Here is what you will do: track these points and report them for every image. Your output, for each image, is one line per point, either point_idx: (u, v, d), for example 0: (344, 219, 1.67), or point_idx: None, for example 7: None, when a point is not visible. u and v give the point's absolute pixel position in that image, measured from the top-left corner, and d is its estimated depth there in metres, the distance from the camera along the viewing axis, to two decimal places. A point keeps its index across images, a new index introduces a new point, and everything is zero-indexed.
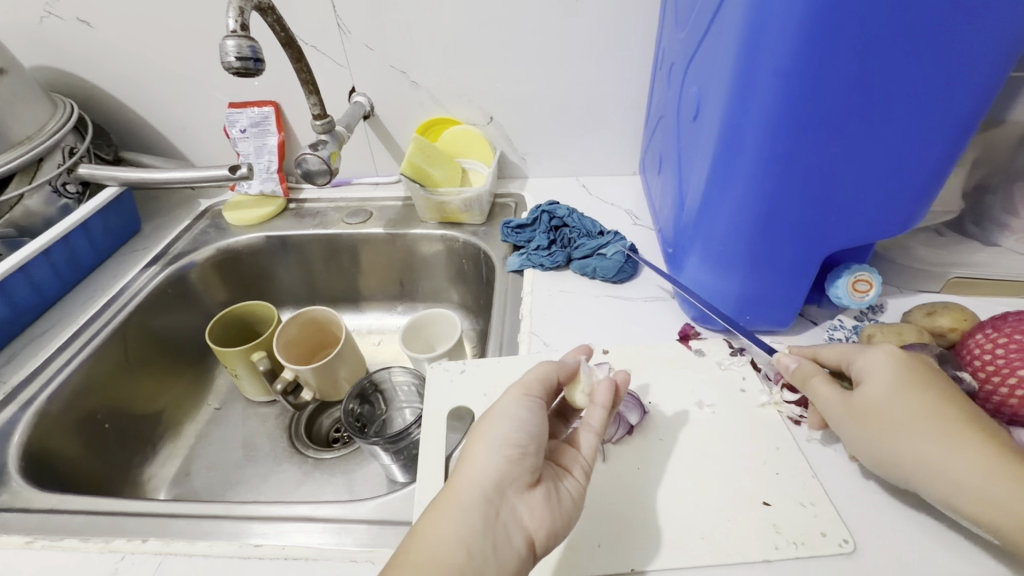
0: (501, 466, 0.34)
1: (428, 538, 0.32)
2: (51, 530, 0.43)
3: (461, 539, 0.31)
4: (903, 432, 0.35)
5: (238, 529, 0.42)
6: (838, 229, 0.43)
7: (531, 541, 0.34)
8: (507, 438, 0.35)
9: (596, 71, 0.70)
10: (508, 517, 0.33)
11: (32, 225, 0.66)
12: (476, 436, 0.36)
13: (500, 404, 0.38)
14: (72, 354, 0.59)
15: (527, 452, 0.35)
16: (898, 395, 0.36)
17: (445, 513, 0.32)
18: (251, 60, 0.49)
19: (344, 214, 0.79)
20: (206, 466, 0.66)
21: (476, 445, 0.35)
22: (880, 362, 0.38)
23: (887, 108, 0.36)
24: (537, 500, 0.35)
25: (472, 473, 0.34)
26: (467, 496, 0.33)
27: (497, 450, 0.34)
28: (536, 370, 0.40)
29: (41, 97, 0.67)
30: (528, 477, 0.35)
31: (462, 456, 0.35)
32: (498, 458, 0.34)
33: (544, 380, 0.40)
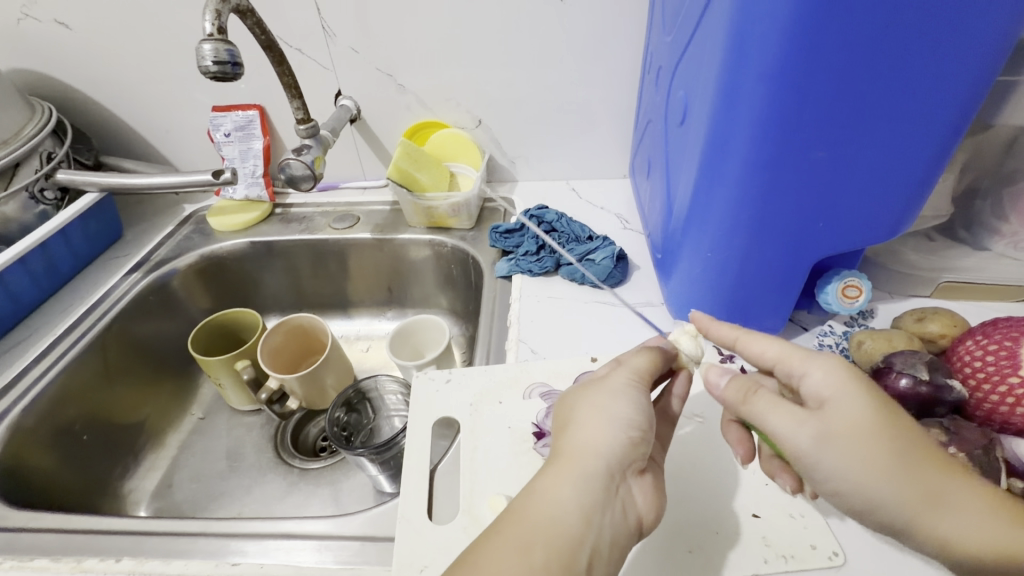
0: (623, 445, 0.32)
1: (545, 503, 0.31)
2: (21, 550, 0.41)
3: (581, 511, 0.30)
4: (882, 486, 0.30)
5: (216, 547, 0.41)
6: (827, 234, 0.42)
7: (642, 522, 0.33)
8: (629, 418, 0.33)
9: (585, 74, 0.69)
10: (626, 496, 0.32)
11: (9, 232, 0.64)
12: (589, 410, 0.34)
13: (613, 382, 0.36)
14: (49, 365, 0.58)
15: (645, 436, 0.34)
16: (873, 438, 0.30)
17: (567, 478, 0.31)
18: (229, 64, 0.47)
19: (331, 219, 0.78)
20: (189, 478, 0.64)
21: (590, 420, 0.33)
22: (844, 397, 0.31)
23: (874, 112, 0.36)
24: (648, 487, 0.34)
25: (592, 447, 0.32)
26: (588, 468, 0.31)
27: (619, 427, 0.33)
28: (645, 357, 0.37)
29: (17, 101, 0.65)
30: (642, 460, 0.34)
31: (575, 426, 0.34)
32: (620, 435, 0.33)
33: (654, 369, 0.37)
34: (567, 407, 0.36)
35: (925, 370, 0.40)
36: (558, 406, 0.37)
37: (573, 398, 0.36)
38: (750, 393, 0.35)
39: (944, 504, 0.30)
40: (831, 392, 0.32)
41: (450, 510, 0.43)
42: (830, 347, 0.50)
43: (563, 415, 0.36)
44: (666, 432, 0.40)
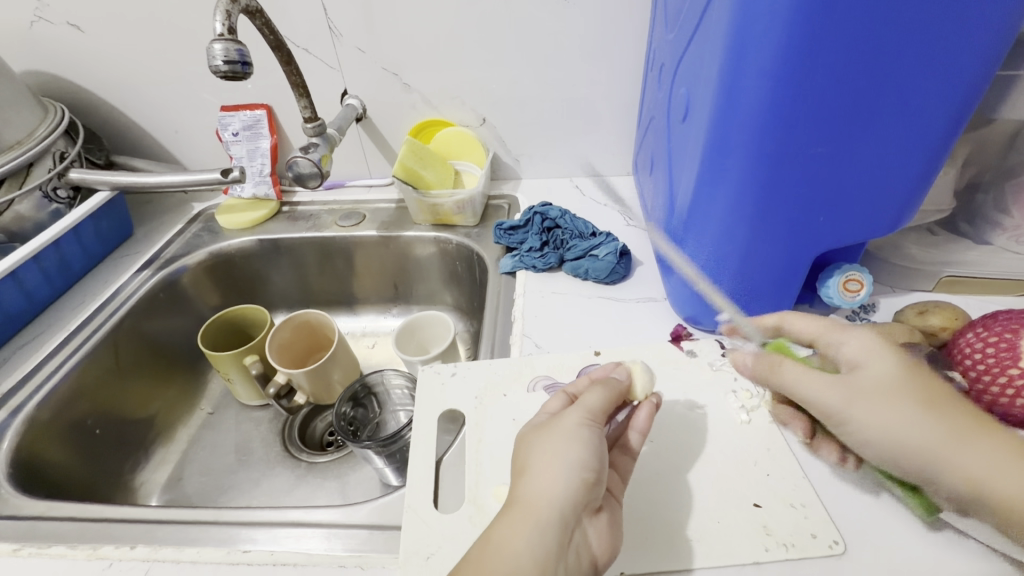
0: (576, 492, 0.33)
1: (504, 549, 0.31)
2: (39, 537, 0.42)
3: (535, 555, 0.31)
4: (897, 424, 0.34)
5: (228, 535, 0.42)
6: (827, 229, 0.43)
7: (595, 563, 0.34)
8: (581, 463, 0.34)
9: (589, 73, 0.70)
10: (578, 541, 0.33)
11: (23, 230, 0.66)
12: (544, 455, 0.35)
13: (566, 425, 0.36)
14: (63, 359, 0.59)
15: (598, 478, 0.34)
16: (891, 387, 0.35)
17: (522, 527, 0.32)
18: (239, 64, 0.48)
19: (337, 216, 0.79)
20: (198, 471, 0.65)
21: (544, 465, 0.34)
22: (872, 351, 0.37)
23: (874, 107, 0.36)
24: (603, 526, 0.35)
25: (546, 495, 0.33)
26: (543, 518, 0.32)
27: (572, 474, 0.33)
28: (597, 397, 0.39)
29: (31, 102, 0.67)
30: (597, 502, 0.34)
31: (531, 472, 0.34)
32: (571, 483, 0.33)
33: (607, 407, 0.38)
34: (523, 451, 0.37)
35: None
36: (519, 445, 0.38)
37: (531, 440, 0.37)
38: (774, 365, 0.41)
39: (965, 430, 0.33)
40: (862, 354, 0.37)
41: (456, 500, 0.43)
42: None
43: (520, 460, 0.36)
44: (627, 465, 0.39)
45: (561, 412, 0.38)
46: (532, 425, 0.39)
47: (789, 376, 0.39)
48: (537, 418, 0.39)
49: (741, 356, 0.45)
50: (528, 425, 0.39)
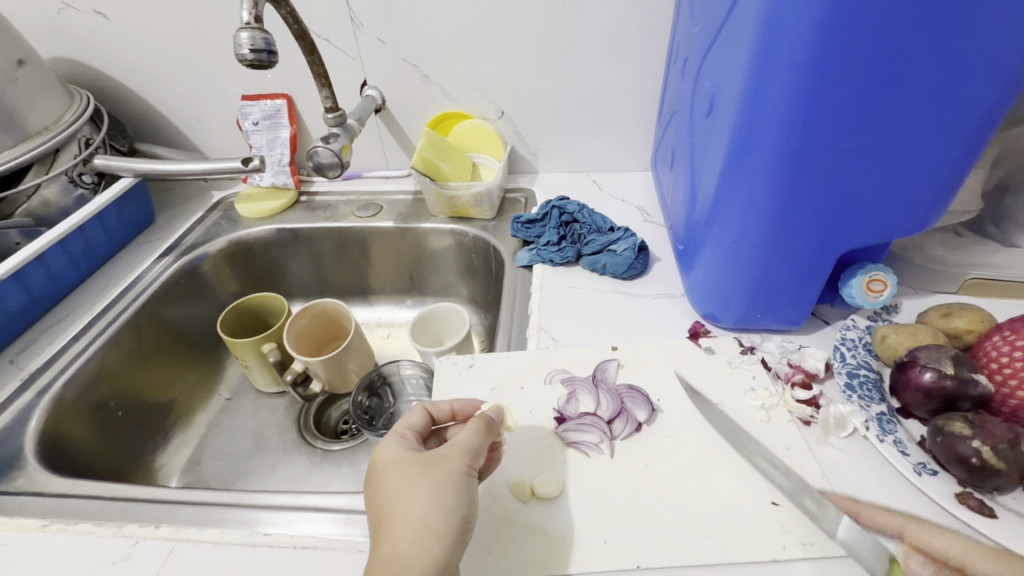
0: (456, 543, 0.34)
1: None
2: (66, 514, 0.44)
3: None
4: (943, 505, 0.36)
5: (248, 517, 0.43)
6: (852, 227, 0.42)
7: None
8: (463, 513, 0.35)
9: (609, 67, 0.70)
10: None
11: (49, 214, 0.67)
12: (426, 502, 0.35)
13: (448, 470, 0.36)
14: (88, 342, 0.60)
15: (465, 530, 0.35)
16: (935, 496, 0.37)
17: None
18: (265, 52, 0.49)
19: (355, 207, 0.79)
20: (217, 455, 0.67)
21: (428, 523, 0.34)
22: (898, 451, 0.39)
23: (906, 104, 0.36)
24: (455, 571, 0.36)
25: (427, 548, 0.33)
26: (425, 573, 0.32)
27: (446, 533, 0.34)
28: (472, 434, 0.39)
29: (57, 88, 0.68)
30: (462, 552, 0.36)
31: (400, 529, 0.34)
32: (452, 534, 0.34)
33: (483, 447, 0.39)
34: (399, 494, 0.35)
35: (950, 363, 0.40)
36: (392, 481, 0.36)
37: (399, 482, 0.36)
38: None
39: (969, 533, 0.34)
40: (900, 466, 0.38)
41: None
42: (851, 342, 0.48)
43: (390, 504, 0.35)
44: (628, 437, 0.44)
45: (443, 450, 0.38)
46: (401, 462, 0.37)
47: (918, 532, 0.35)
48: (407, 452, 0.38)
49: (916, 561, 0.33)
50: (400, 455, 0.38)
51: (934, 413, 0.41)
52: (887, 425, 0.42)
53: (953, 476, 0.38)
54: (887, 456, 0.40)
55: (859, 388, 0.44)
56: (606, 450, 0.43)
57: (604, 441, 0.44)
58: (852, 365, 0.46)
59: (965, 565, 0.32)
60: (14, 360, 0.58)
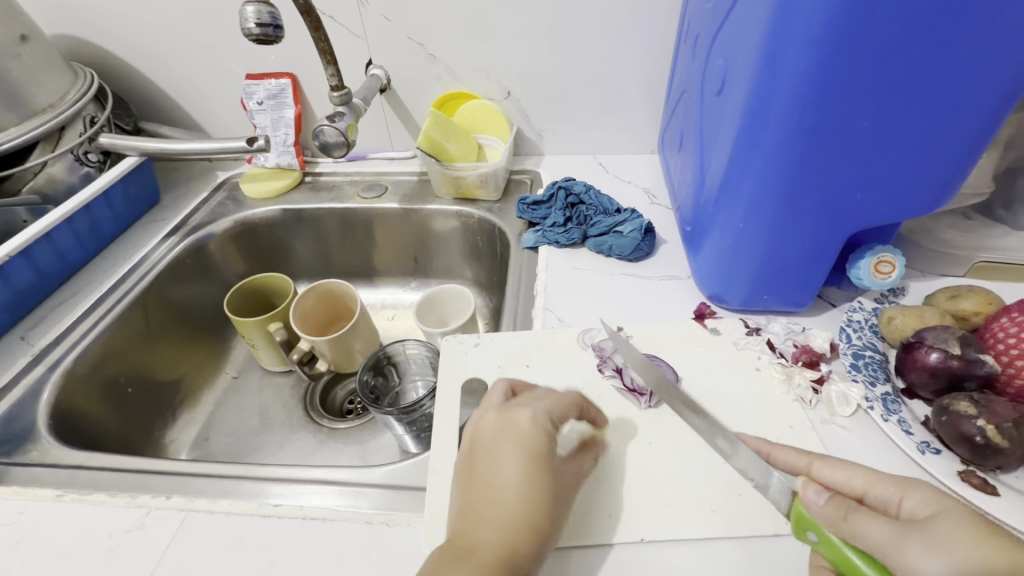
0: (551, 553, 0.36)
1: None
2: (79, 485, 0.44)
3: None
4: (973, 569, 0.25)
5: (258, 489, 0.43)
6: (865, 207, 0.42)
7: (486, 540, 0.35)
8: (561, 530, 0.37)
9: (618, 46, 0.68)
10: None
11: (56, 193, 0.67)
12: (528, 493, 0.35)
13: (569, 488, 0.38)
14: (97, 319, 0.61)
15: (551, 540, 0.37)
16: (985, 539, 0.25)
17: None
18: (271, 27, 0.48)
19: (360, 188, 0.79)
20: (224, 432, 0.68)
21: (549, 530, 0.35)
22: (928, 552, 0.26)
23: (927, 79, 0.35)
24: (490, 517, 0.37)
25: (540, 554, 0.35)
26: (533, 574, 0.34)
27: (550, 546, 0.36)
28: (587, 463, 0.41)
29: (62, 65, 0.67)
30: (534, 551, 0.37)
31: (529, 524, 0.34)
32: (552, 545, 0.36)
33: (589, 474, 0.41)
34: (535, 491, 0.35)
35: (957, 344, 0.40)
36: (511, 458, 0.36)
37: (539, 476, 0.36)
38: (849, 508, 0.29)
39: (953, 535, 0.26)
40: (930, 509, 0.28)
41: None
42: (858, 323, 0.48)
43: (496, 473, 0.36)
44: (633, 415, 0.44)
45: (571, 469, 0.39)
46: (528, 442, 0.37)
47: (822, 467, 0.34)
48: (543, 435, 0.38)
49: (813, 489, 0.31)
50: (533, 434, 0.37)
51: (938, 393, 0.41)
52: (891, 405, 0.42)
53: (956, 454, 0.38)
54: (891, 435, 0.40)
55: (865, 368, 0.44)
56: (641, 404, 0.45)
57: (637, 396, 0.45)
58: (858, 347, 0.46)
59: (869, 495, 0.31)
60: (24, 336, 0.59)
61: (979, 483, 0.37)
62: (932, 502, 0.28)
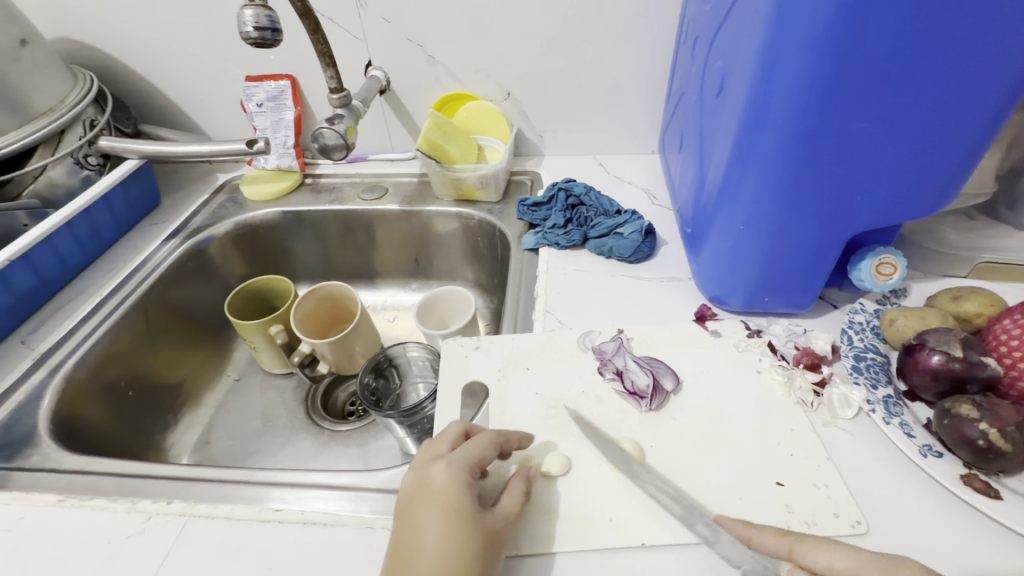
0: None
1: None
2: (80, 490, 0.44)
3: None
4: None
5: (259, 494, 0.43)
6: (865, 209, 0.42)
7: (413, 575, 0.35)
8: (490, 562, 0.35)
9: (619, 46, 0.68)
10: None
11: (55, 196, 0.67)
12: (450, 555, 0.34)
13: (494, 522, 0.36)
14: (98, 322, 0.61)
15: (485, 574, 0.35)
16: None
17: None
18: (269, 30, 0.48)
19: (360, 189, 0.79)
20: (226, 435, 0.68)
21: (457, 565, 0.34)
22: None
23: (926, 81, 0.35)
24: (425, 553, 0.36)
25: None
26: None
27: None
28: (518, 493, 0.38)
29: (61, 69, 0.67)
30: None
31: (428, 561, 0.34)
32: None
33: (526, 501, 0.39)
34: (432, 530, 0.35)
35: (959, 346, 0.40)
36: (430, 513, 0.36)
37: (437, 515, 0.35)
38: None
39: None
40: None
41: None
42: (860, 324, 0.48)
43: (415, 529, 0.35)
44: (634, 418, 0.44)
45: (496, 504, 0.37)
46: (446, 491, 0.36)
47: (805, 548, 0.34)
48: (458, 480, 0.37)
49: None
50: (452, 491, 0.36)
51: (941, 396, 0.41)
52: (893, 407, 0.42)
53: (959, 457, 0.38)
54: (893, 438, 0.40)
55: (866, 371, 0.44)
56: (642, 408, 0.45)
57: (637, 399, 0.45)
58: (859, 349, 0.46)
59: None
60: (25, 340, 0.59)
61: (982, 487, 0.36)
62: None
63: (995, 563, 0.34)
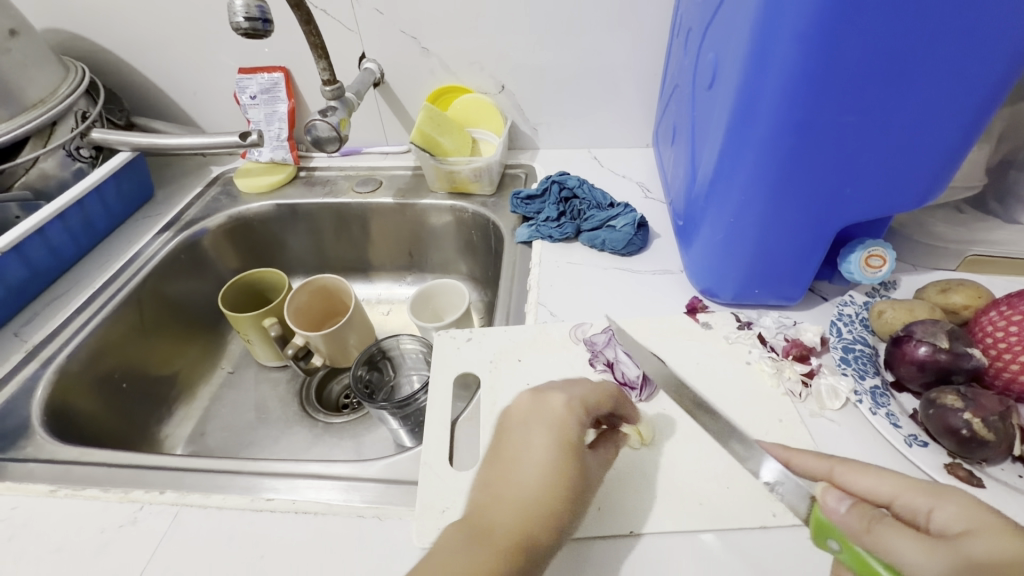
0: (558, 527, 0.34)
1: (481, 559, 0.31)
2: (74, 480, 0.45)
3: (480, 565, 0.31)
4: None
5: (252, 484, 0.43)
6: (854, 201, 0.42)
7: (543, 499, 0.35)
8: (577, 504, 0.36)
9: (613, 39, 0.68)
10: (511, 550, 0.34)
11: (48, 188, 0.67)
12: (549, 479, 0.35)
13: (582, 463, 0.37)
14: (91, 314, 0.61)
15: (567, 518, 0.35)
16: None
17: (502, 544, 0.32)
18: (259, 21, 0.48)
19: (354, 182, 0.79)
20: (220, 427, 0.68)
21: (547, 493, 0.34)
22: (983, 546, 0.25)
23: (913, 74, 0.35)
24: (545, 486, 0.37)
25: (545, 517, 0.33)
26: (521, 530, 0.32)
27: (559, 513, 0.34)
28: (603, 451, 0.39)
29: (52, 61, 0.67)
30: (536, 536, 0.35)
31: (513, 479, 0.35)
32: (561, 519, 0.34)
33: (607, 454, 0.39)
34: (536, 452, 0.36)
35: (945, 338, 0.40)
36: (526, 496, 0.34)
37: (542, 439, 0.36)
38: (874, 519, 0.28)
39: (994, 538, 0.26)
40: (966, 523, 0.27)
41: (470, 457, 0.44)
42: (849, 317, 0.48)
43: (523, 451, 0.36)
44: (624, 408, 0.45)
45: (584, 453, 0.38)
46: (542, 471, 0.35)
47: (847, 474, 0.33)
48: (558, 458, 0.35)
49: (834, 497, 0.30)
50: (565, 419, 0.37)
51: (927, 386, 0.42)
52: (880, 398, 0.42)
53: (943, 447, 0.38)
54: (879, 428, 0.40)
55: (854, 362, 0.44)
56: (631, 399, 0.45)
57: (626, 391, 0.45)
58: (848, 340, 0.46)
59: (897, 500, 0.30)
60: (18, 332, 0.59)
61: (966, 475, 0.37)
62: (967, 516, 0.27)
63: None
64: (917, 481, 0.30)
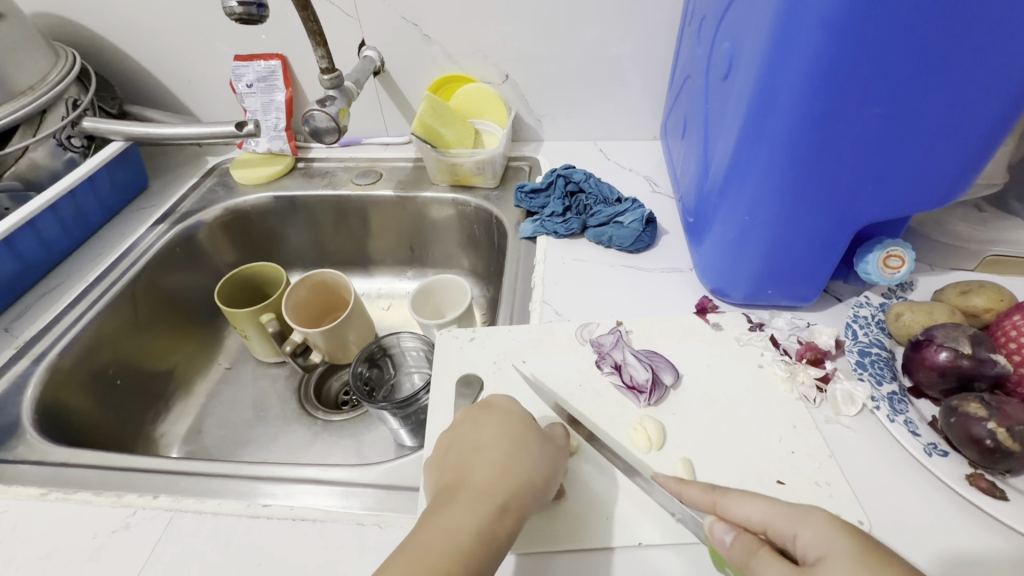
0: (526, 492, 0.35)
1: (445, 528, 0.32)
2: (64, 483, 0.43)
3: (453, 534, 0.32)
4: None
5: (247, 488, 0.42)
6: (874, 199, 0.40)
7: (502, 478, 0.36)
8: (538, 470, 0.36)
9: (622, 28, 0.66)
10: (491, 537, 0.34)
11: (39, 179, 0.65)
12: (503, 444, 0.37)
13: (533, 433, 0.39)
14: (83, 310, 0.59)
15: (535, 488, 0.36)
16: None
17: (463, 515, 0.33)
18: (254, 6, 0.46)
19: (354, 174, 0.77)
20: (217, 424, 0.67)
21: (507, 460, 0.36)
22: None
23: (945, 63, 0.33)
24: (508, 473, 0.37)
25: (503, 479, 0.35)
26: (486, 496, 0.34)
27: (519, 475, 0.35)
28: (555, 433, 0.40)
29: (41, 46, 0.65)
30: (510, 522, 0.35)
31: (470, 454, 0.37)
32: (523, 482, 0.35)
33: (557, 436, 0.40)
34: (478, 431, 0.38)
35: (967, 343, 0.39)
36: (489, 471, 0.35)
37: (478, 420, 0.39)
38: (751, 553, 0.30)
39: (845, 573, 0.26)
40: (822, 549, 0.28)
41: None
42: (865, 318, 0.47)
43: (474, 433, 0.38)
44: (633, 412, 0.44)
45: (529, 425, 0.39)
46: (499, 440, 0.37)
47: (728, 501, 0.33)
48: (508, 432, 0.38)
49: (721, 529, 0.32)
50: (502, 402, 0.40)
51: (946, 393, 0.40)
52: (898, 404, 0.40)
53: (964, 456, 0.37)
54: (897, 436, 0.39)
55: (871, 366, 0.43)
56: (642, 404, 0.44)
57: (636, 396, 0.44)
58: (864, 343, 0.45)
59: (767, 528, 0.31)
60: (8, 328, 0.57)
61: (988, 487, 0.36)
62: (825, 539, 0.28)
63: (996, 563, 0.33)
64: (784, 503, 0.31)
